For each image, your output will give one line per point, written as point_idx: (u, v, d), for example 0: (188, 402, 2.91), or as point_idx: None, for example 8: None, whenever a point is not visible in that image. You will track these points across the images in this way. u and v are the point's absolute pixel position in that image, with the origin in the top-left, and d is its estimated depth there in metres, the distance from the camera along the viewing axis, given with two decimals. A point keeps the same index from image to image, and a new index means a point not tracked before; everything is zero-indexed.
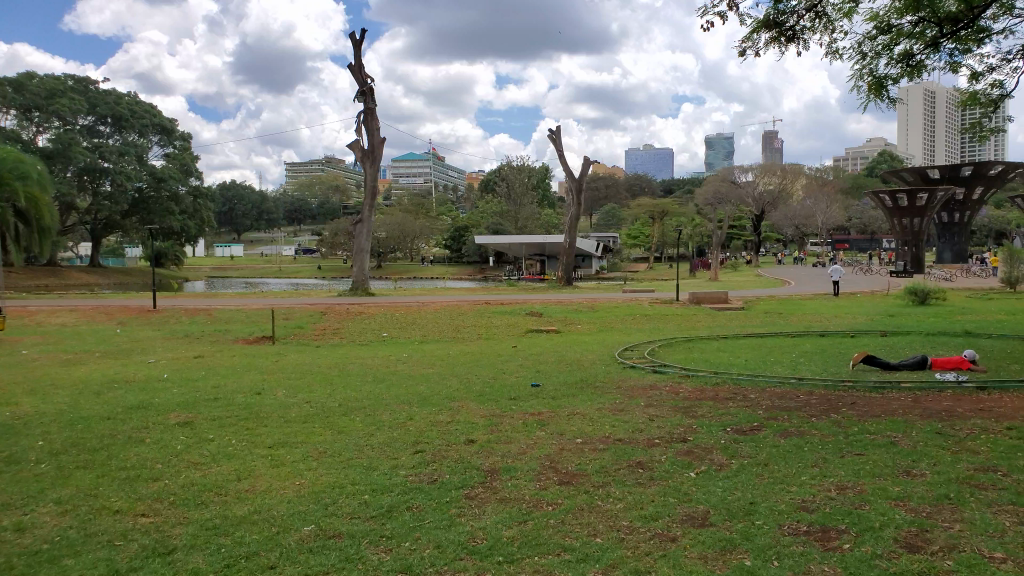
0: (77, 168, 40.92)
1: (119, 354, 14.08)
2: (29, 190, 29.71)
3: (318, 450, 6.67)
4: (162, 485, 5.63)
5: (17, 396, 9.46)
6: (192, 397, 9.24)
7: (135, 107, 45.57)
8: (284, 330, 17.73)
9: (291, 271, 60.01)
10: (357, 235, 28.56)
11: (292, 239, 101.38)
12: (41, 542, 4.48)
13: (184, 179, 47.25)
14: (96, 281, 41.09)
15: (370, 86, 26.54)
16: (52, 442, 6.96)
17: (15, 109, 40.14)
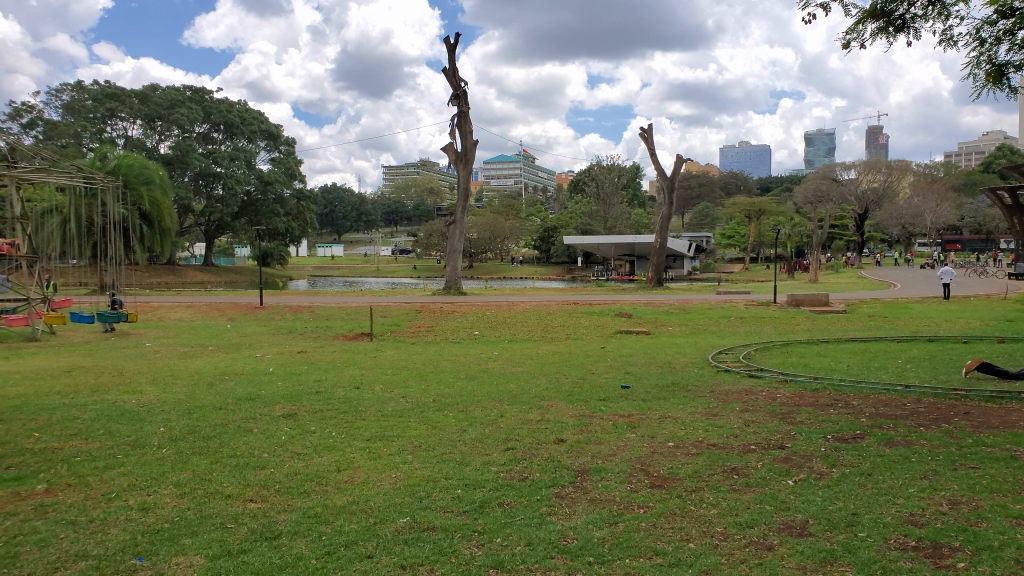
0: (194, 172, 43.83)
1: (230, 348, 14.89)
2: (152, 194, 31.69)
3: (414, 444, 6.87)
4: (269, 473, 5.93)
5: (142, 385, 10.17)
6: (296, 390, 9.68)
7: (245, 115, 47.99)
8: (382, 327, 18.31)
9: (387, 270, 61.71)
10: (450, 235, 29.09)
11: (388, 240, 104.20)
12: (162, 522, 4.81)
13: (288, 183, 49.34)
14: (209, 279, 43.51)
15: (464, 89, 26.97)
16: (172, 429, 7.46)
17: (141, 118, 43.46)
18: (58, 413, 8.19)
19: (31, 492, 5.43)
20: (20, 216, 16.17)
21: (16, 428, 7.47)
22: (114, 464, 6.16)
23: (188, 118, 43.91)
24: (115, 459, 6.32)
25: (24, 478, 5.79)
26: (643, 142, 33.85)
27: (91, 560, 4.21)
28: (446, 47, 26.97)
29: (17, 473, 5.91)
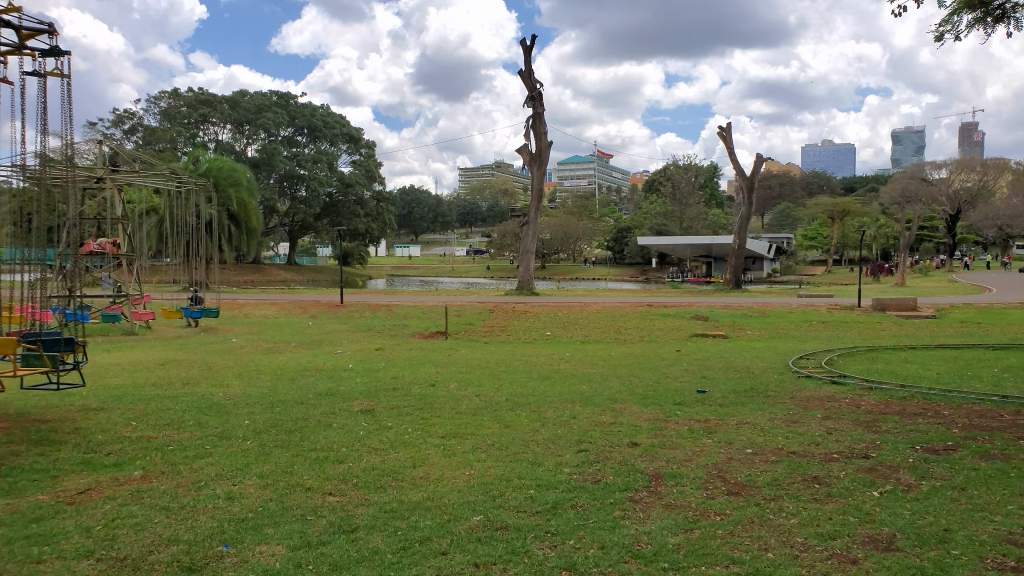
0: (279, 174, 45.51)
1: (311, 344, 15.35)
2: (240, 196, 33.03)
3: (487, 442, 6.92)
4: (347, 467, 6.09)
5: (229, 379, 10.60)
6: (373, 386, 9.90)
7: (327, 118, 49.35)
8: (455, 326, 18.54)
9: (461, 270, 62.41)
10: (523, 236, 29.17)
11: (463, 240, 105.31)
12: (247, 511, 5.01)
13: (368, 185, 50.48)
14: (292, 278, 44.98)
15: (539, 90, 27.00)
16: (256, 421, 7.75)
17: (230, 123, 45.31)
18: (153, 403, 8.62)
19: (129, 478, 5.74)
20: (120, 217, 17.07)
21: (115, 417, 7.91)
22: (203, 453, 6.45)
23: (274, 122, 45.50)
24: (204, 449, 6.61)
25: (122, 464, 6.12)
26: (721, 141, 33.15)
27: (182, 545, 4.41)
28: (522, 48, 27.06)
29: (115, 459, 6.25)
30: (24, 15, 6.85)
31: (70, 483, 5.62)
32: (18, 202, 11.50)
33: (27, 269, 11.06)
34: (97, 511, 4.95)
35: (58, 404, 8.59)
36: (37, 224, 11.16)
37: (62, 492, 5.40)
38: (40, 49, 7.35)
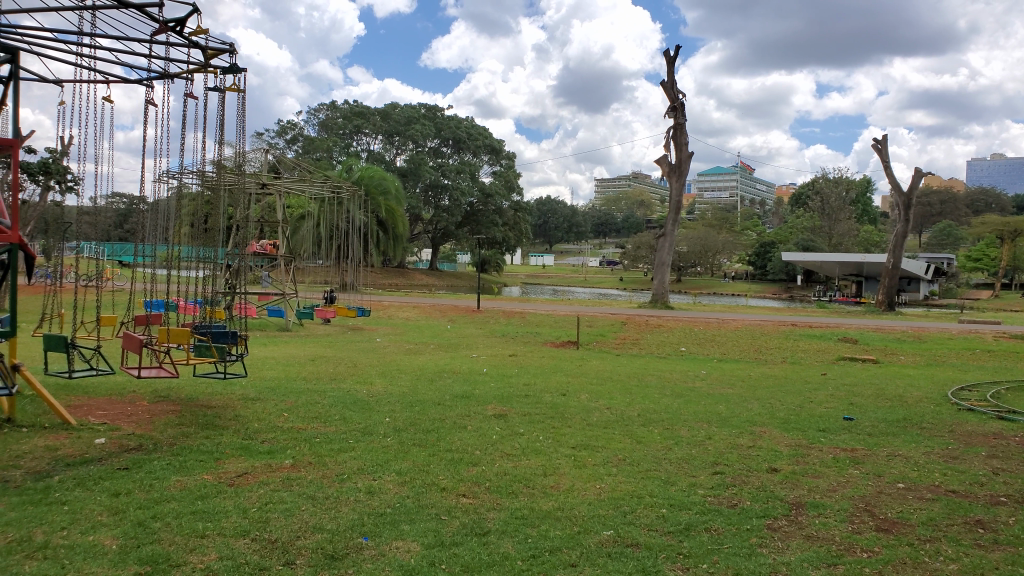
0: (424, 184, 47.36)
1: (448, 348, 15.81)
2: (389, 204, 34.62)
3: (619, 457, 6.83)
4: (480, 470, 6.20)
5: (372, 377, 11.11)
6: (506, 392, 10.05)
7: (471, 130, 50.68)
8: (588, 336, 18.48)
9: (594, 281, 62.20)
10: (659, 248, 28.63)
11: (597, 251, 104.89)
12: (385, 506, 5.21)
13: (506, 195, 51.34)
14: (432, 283, 46.54)
15: (682, 100, 26.48)
16: (396, 419, 8.07)
17: (382, 134, 47.81)
18: (303, 396, 9.18)
19: (280, 465, 6.13)
20: (281, 221, 18.33)
21: (271, 407, 8.49)
22: (347, 447, 6.79)
23: (421, 134, 47.38)
24: (348, 443, 6.96)
25: (275, 452, 6.54)
26: (877, 153, 31.11)
27: (326, 533, 4.64)
28: (664, 59, 26.67)
29: (269, 447, 6.70)
30: (210, 37, 7.51)
31: (231, 465, 6.08)
32: (198, 205, 12.64)
33: (201, 266, 12.12)
34: (252, 494, 5.32)
35: (222, 392, 9.32)
36: (211, 225, 12.21)
37: (223, 473, 5.85)
38: (221, 67, 8.03)
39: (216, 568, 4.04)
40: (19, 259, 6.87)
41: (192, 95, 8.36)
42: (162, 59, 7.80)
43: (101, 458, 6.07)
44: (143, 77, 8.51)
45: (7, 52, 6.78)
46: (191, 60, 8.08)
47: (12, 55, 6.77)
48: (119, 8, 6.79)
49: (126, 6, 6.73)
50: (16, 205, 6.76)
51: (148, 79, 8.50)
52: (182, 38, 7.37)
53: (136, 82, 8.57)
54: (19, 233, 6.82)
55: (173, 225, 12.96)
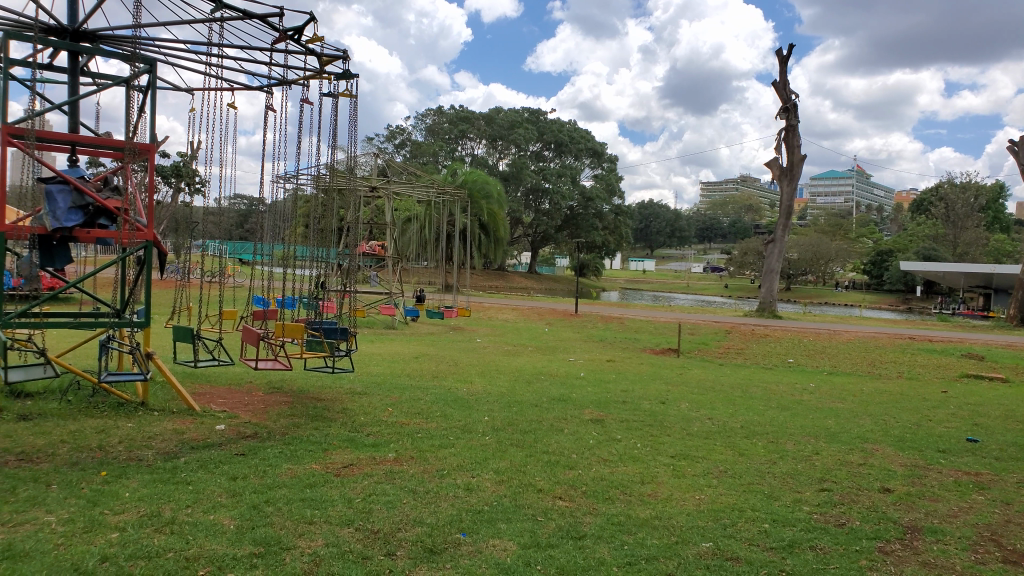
0: (526, 187, 47.74)
1: (546, 351, 15.84)
2: (491, 207, 35.12)
3: (720, 468, 6.67)
4: (577, 474, 6.20)
5: (472, 376, 11.30)
6: (605, 397, 9.98)
7: (574, 133, 50.59)
8: (690, 344, 18.08)
9: (697, 287, 60.76)
10: (767, 255, 27.65)
11: (701, 257, 102.40)
12: (483, 504, 5.30)
13: (609, 199, 50.88)
14: (532, 286, 46.81)
15: (795, 101, 25.52)
16: (495, 419, 8.18)
17: (486, 138, 48.74)
18: (407, 392, 9.46)
19: (384, 458, 6.33)
20: (389, 223, 18.88)
21: (376, 401, 8.80)
22: (447, 444, 6.93)
23: (524, 138, 47.75)
24: (448, 439, 7.11)
25: (379, 445, 6.77)
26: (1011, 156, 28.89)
27: (426, 527, 4.77)
28: (777, 59, 25.76)
29: (374, 440, 6.94)
30: (326, 44, 7.86)
31: (338, 456, 6.34)
32: (312, 206, 13.23)
33: (314, 265, 12.64)
34: (357, 485, 5.53)
35: (331, 386, 9.73)
36: (323, 226, 12.74)
37: (330, 464, 6.10)
38: (335, 73, 8.39)
39: (323, 554, 4.22)
40: (153, 255, 7.43)
41: (308, 100, 8.78)
42: (282, 66, 8.24)
43: (221, 444, 6.46)
44: (264, 84, 9.01)
45: (146, 63, 7.34)
46: (307, 66, 8.49)
47: (151, 66, 7.31)
48: (244, 19, 7.21)
49: (250, 17, 7.14)
50: (153, 206, 7.32)
51: (268, 85, 8.98)
52: (300, 46, 7.75)
53: (257, 88, 9.08)
54: (154, 231, 7.37)
55: (288, 226, 13.61)
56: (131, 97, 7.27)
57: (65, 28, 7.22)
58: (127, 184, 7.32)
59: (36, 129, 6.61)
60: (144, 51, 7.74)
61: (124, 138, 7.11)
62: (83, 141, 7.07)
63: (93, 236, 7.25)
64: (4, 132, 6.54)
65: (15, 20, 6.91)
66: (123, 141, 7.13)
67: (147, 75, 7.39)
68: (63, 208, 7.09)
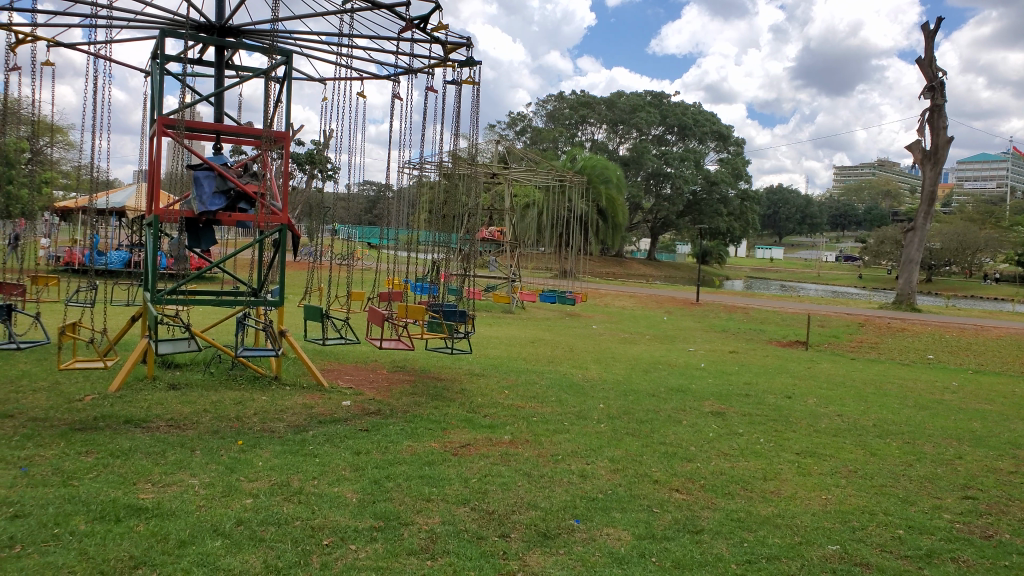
0: (647, 172, 46.91)
1: (665, 340, 15.52)
2: (610, 192, 34.76)
3: (849, 468, 6.30)
4: (695, 467, 6.03)
5: (588, 363, 11.25)
6: (726, 389, 9.67)
7: (699, 117, 49.02)
8: (818, 336, 17.20)
9: (827, 278, 57.70)
10: (906, 244, 25.81)
11: (833, 245, 97.05)
12: (598, 492, 5.26)
13: (734, 183, 49.05)
14: (652, 273, 46.02)
15: (941, 79, 23.58)
16: (610, 406, 8.10)
17: (606, 123, 48.33)
18: (524, 376, 9.55)
19: (500, 440, 6.41)
20: (508, 209, 19.06)
21: (493, 383, 8.93)
22: (562, 429, 6.93)
23: (646, 122, 46.84)
24: (564, 425, 7.11)
25: (496, 427, 6.85)
26: None
27: (540, 511, 4.78)
28: (923, 34, 23.86)
29: (491, 422, 7.04)
30: (450, 32, 7.96)
31: (456, 436, 6.48)
32: (435, 192, 13.55)
33: (435, 249, 12.96)
34: (473, 465, 5.62)
35: (450, 367, 9.95)
36: (444, 212, 13.03)
37: (449, 443, 6.24)
38: (459, 61, 8.49)
39: (440, 532, 4.31)
40: (286, 238, 7.82)
41: (432, 88, 8.94)
42: (408, 55, 8.43)
43: (347, 419, 6.75)
44: (391, 73, 9.26)
45: (283, 54, 7.70)
46: (432, 54, 8.64)
47: (287, 58, 7.69)
48: (372, 9, 7.40)
49: (379, 7, 7.32)
50: (287, 191, 7.71)
51: (395, 73, 9.23)
52: (425, 34, 7.88)
53: (385, 78, 9.35)
54: (288, 215, 7.76)
55: (412, 211, 14.03)
56: (269, 88, 7.67)
57: (212, 24, 7.69)
58: (265, 170, 7.74)
59: (185, 119, 7.11)
60: (281, 43, 8.13)
61: (262, 127, 7.52)
62: (226, 130, 7.54)
63: (234, 219, 7.71)
64: (159, 122, 7.09)
65: (168, 18, 7.42)
66: (262, 130, 7.54)
67: (283, 65, 7.75)
68: (208, 193, 7.60)
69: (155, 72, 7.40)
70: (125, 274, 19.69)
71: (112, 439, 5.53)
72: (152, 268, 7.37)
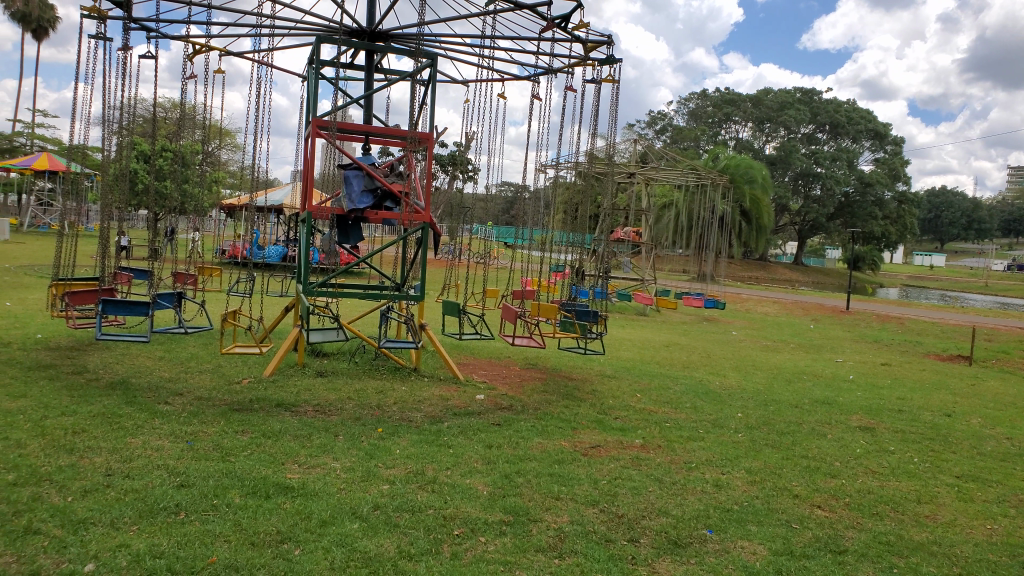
0: (795, 172, 44.79)
1: (810, 349, 14.70)
2: (754, 192, 33.47)
3: (1020, 497, 5.69)
4: (840, 484, 5.67)
5: (726, 369, 10.88)
6: (877, 404, 9.02)
7: (853, 113, 45.77)
8: (985, 352, 15.69)
9: (997, 288, 52.57)
10: None
11: (1006, 252, 88.31)
12: (733, 503, 5.06)
13: (892, 184, 45.70)
14: (797, 278, 43.78)
15: None
16: (749, 416, 7.79)
17: (752, 121, 47.15)
18: (658, 380, 9.36)
19: (631, 444, 6.32)
20: (645, 209, 18.75)
21: (626, 386, 8.82)
22: (697, 436, 6.73)
23: (794, 120, 44.74)
24: (698, 432, 6.91)
25: (627, 430, 6.77)
26: None
27: (671, 519, 4.66)
28: None
29: (622, 425, 6.95)
30: (591, 30, 7.92)
31: (587, 436, 6.45)
32: (571, 192, 13.59)
33: (570, 249, 12.98)
34: (603, 467, 5.58)
35: (583, 367, 9.93)
36: (580, 212, 13.00)
37: (578, 442, 6.23)
38: (600, 59, 8.45)
39: (568, 531, 4.31)
40: (428, 236, 8.09)
41: (571, 87, 8.96)
42: (548, 55, 8.50)
43: (480, 413, 6.90)
44: (532, 73, 9.39)
45: (428, 57, 7.97)
46: (572, 53, 8.65)
47: (432, 60, 7.95)
48: (515, 10, 7.49)
49: (521, 7, 7.39)
50: (429, 191, 7.98)
51: (535, 74, 9.35)
52: (566, 34, 7.90)
53: (526, 78, 9.47)
54: (429, 213, 8.02)
55: (548, 211, 14.13)
56: (415, 90, 7.95)
57: (363, 29, 8.07)
58: (410, 170, 8.04)
59: (338, 121, 7.53)
60: (427, 47, 8.43)
61: (407, 128, 7.82)
62: (375, 131, 7.90)
63: (380, 217, 8.08)
64: (314, 125, 7.54)
65: (325, 25, 7.87)
66: (406, 131, 7.85)
67: (429, 68, 8.01)
68: (357, 191, 8.02)
69: (312, 76, 7.87)
70: (282, 268, 21.15)
71: (265, 421, 5.94)
72: (305, 262, 7.85)
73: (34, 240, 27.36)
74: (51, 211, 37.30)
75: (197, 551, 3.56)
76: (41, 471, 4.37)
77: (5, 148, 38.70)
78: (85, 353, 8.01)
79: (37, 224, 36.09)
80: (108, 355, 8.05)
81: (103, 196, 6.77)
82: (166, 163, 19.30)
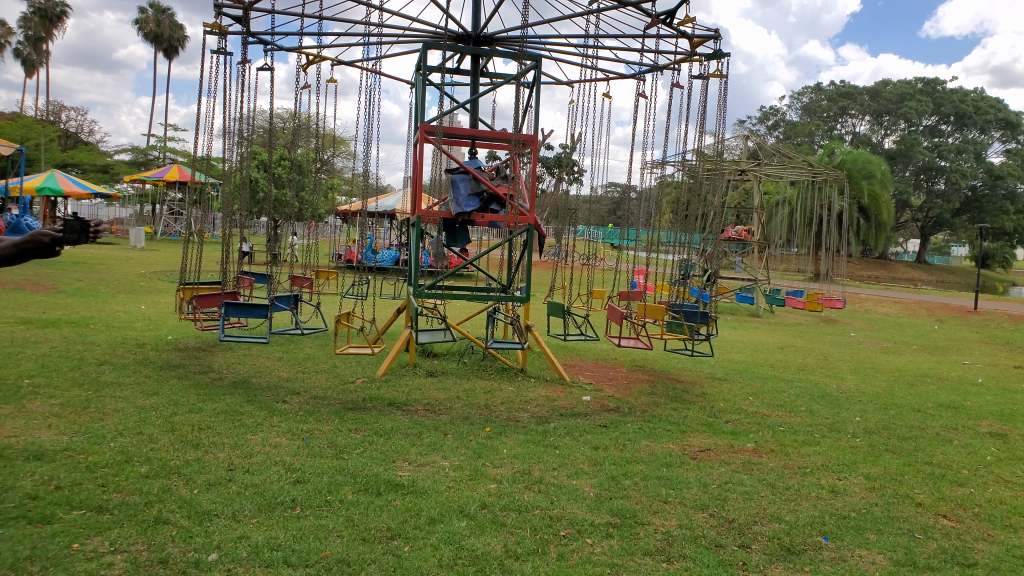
0: (916, 167, 42.14)
1: (935, 351, 13.77)
2: (872, 188, 31.73)
3: None
4: (971, 493, 5.27)
5: (844, 372, 10.36)
6: (1013, 409, 8.33)
7: (980, 102, 42.46)
8: None
9: None
10: None
11: None
12: (851, 510, 4.80)
13: None
14: (921, 277, 41.12)
15: None
16: (868, 420, 7.37)
17: (870, 114, 44.76)
18: (770, 383, 9.01)
19: (742, 448, 6.11)
20: (756, 207, 18.08)
21: (737, 389, 8.54)
22: (812, 441, 6.43)
23: (915, 112, 42.09)
24: (813, 437, 6.59)
25: (739, 434, 6.55)
26: None
27: (785, 525, 4.47)
28: None
29: (733, 428, 6.73)
30: (697, 25, 7.72)
31: (696, 439, 6.29)
32: (678, 191, 13.32)
33: (679, 248, 12.67)
34: (713, 471, 5.42)
35: (692, 369, 9.70)
36: (689, 211, 12.69)
37: (687, 446, 6.08)
38: (706, 54, 8.23)
39: (676, 535, 4.21)
40: (533, 237, 8.12)
41: (677, 84, 8.78)
42: (654, 52, 8.37)
43: (587, 414, 6.86)
44: (637, 71, 9.28)
45: (533, 59, 8.00)
46: (679, 50, 8.47)
47: (536, 62, 7.98)
48: (619, 8, 7.41)
49: (625, 5, 7.30)
50: (534, 192, 8.01)
51: (640, 72, 9.23)
52: (672, 30, 7.75)
53: (631, 77, 9.37)
54: (534, 215, 8.05)
55: (656, 211, 13.88)
56: (520, 93, 8.01)
57: (469, 35, 8.21)
58: (515, 172, 8.11)
59: (444, 126, 7.68)
60: (531, 49, 8.48)
61: (512, 131, 7.89)
62: (481, 136, 8.01)
63: (487, 220, 8.18)
64: (422, 131, 7.73)
65: (432, 32, 8.05)
66: (511, 134, 7.90)
67: (533, 70, 8.05)
68: (464, 195, 8.15)
69: (420, 84, 8.07)
70: (392, 271, 21.82)
71: (377, 420, 6.14)
72: (415, 264, 8.06)
73: (167, 247, 29.50)
74: (181, 220, 40.06)
75: (311, 545, 3.71)
76: (170, 464, 4.69)
77: (141, 162, 41.95)
78: (210, 354, 8.53)
79: (169, 232, 38.90)
80: (231, 355, 8.55)
81: (228, 204, 7.21)
82: (283, 172, 20.35)
